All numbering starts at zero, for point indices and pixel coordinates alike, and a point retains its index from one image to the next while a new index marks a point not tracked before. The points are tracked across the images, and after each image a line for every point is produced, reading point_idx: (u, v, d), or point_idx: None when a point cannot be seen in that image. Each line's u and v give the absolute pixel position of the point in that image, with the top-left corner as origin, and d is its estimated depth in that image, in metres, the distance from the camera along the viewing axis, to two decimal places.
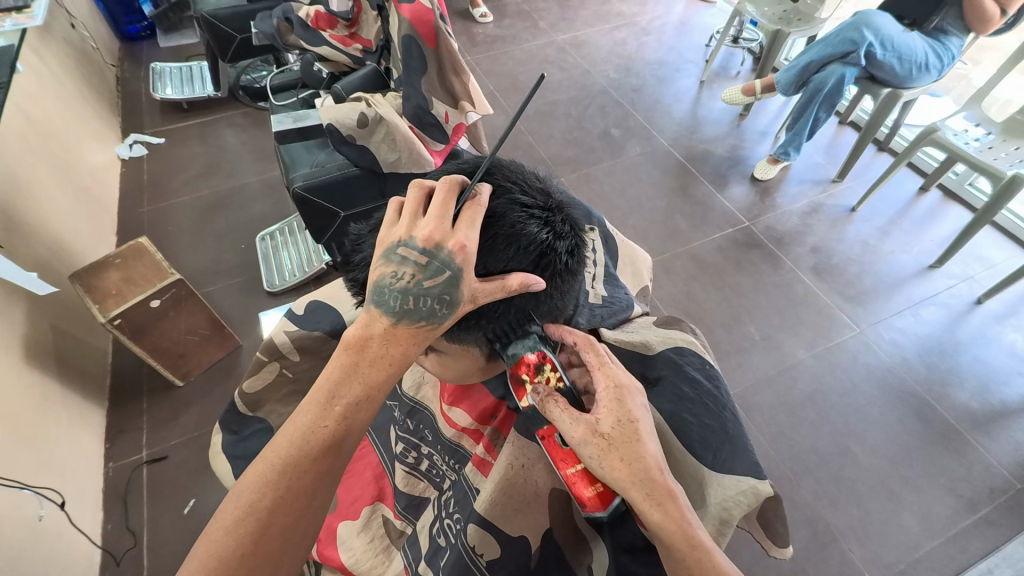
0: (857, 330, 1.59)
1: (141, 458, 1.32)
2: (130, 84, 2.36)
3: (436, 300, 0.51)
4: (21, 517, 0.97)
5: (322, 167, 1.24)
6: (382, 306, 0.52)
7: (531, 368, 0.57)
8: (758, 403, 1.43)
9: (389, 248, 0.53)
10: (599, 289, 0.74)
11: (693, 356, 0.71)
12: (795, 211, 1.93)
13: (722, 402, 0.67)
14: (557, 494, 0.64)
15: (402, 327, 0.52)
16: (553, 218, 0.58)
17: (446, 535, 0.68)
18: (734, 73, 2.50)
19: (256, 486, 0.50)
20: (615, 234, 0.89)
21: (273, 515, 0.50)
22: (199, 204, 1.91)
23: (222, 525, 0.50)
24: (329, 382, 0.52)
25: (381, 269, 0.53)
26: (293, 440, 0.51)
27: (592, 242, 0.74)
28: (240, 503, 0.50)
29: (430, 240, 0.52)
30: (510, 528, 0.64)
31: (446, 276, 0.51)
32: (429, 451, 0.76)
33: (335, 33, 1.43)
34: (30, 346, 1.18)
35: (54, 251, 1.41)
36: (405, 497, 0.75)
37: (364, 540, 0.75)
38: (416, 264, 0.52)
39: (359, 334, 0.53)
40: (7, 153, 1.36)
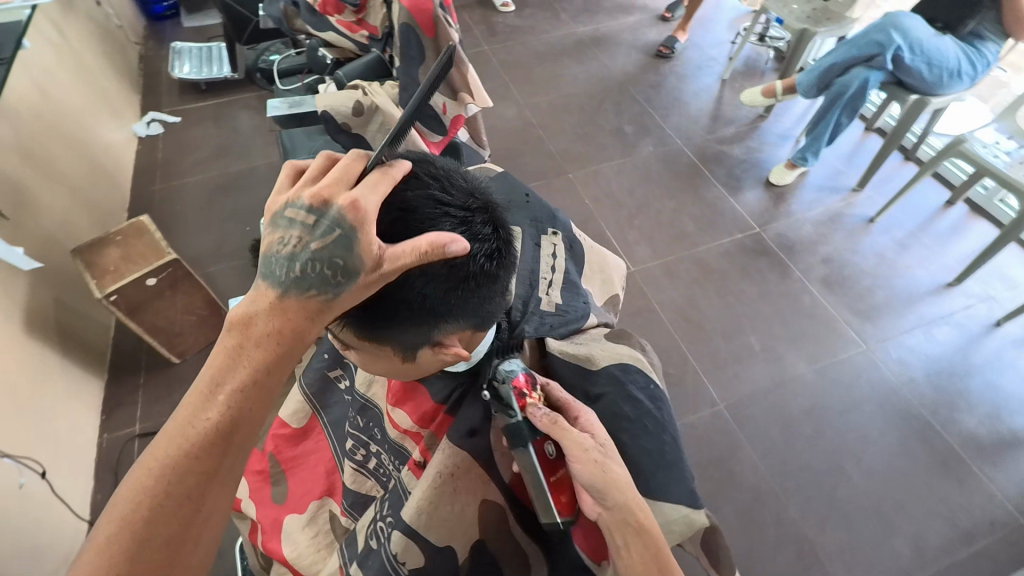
0: (863, 347, 1.53)
1: (134, 431, 1.35)
2: (151, 63, 2.40)
3: (326, 266, 0.47)
4: (4, 485, 1.00)
5: (318, 155, 1.24)
6: (269, 279, 0.48)
7: (528, 387, 0.59)
8: (751, 415, 1.39)
9: (276, 213, 0.49)
10: (553, 297, 0.73)
11: (638, 373, 0.68)
12: (809, 219, 1.86)
13: (662, 424, 0.64)
14: (489, 507, 0.61)
15: (290, 297, 0.47)
16: (472, 219, 0.56)
17: (378, 538, 0.63)
18: (760, 73, 2.41)
19: (133, 494, 0.44)
20: (583, 238, 0.85)
21: (153, 524, 0.44)
22: (209, 185, 1.93)
23: (95, 544, 0.43)
24: (211, 371, 0.46)
25: (270, 238, 0.49)
26: (175, 437, 0.45)
27: (550, 247, 0.77)
28: (113, 517, 0.43)
29: (316, 198, 0.47)
30: (437, 538, 0.60)
31: (337, 237, 0.47)
32: (377, 449, 0.75)
33: (342, 19, 1.40)
34: (31, 317, 1.21)
35: (62, 224, 1.44)
36: (352, 495, 0.74)
37: (308, 535, 0.74)
38: (303, 226, 0.48)
39: (243, 313, 0.47)
40: (21, 127, 1.39)
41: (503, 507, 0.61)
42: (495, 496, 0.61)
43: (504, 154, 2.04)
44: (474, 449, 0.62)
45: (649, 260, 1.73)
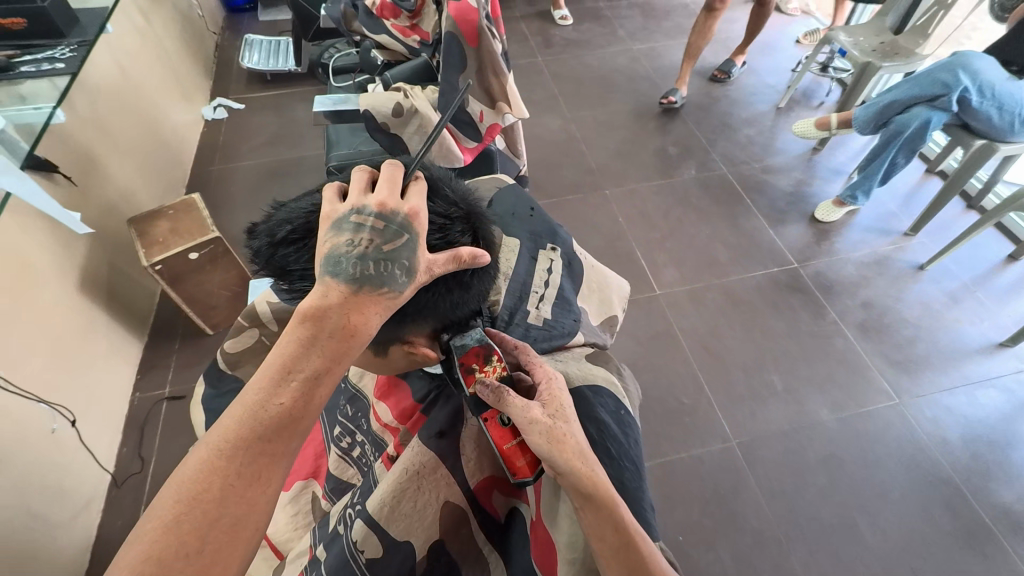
0: (895, 401, 1.45)
1: (163, 393, 1.44)
2: (225, 52, 2.56)
3: (397, 266, 0.50)
4: (37, 428, 1.08)
5: (357, 151, 1.30)
6: (337, 275, 0.49)
7: (480, 358, 0.57)
8: (763, 456, 1.34)
9: (339, 220, 0.52)
10: (542, 311, 0.74)
11: (608, 397, 0.66)
12: (852, 260, 1.78)
13: (624, 451, 0.62)
14: (449, 508, 0.61)
15: (363, 293, 0.49)
16: (451, 226, 0.58)
17: (345, 523, 0.61)
18: (817, 104, 2.32)
19: (201, 475, 0.44)
20: (585, 256, 0.85)
21: (221, 506, 0.43)
22: (261, 170, 2.04)
23: (160, 523, 0.42)
24: (282, 357, 0.47)
25: (334, 242, 0.51)
26: (245, 420, 0.45)
27: (546, 262, 0.78)
28: (178, 496, 0.43)
29: (384, 206, 0.52)
30: (397, 532, 0.59)
31: (404, 241, 0.51)
32: (362, 438, 0.78)
33: (397, 23, 1.46)
34: (85, 277, 1.32)
35: (124, 194, 1.56)
36: (333, 480, 0.76)
37: (288, 513, 0.76)
38: (372, 230, 0.51)
39: (315, 304, 0.48)
40: (99, 102, 1.52)
41: (464, 509, 0.62)
42: (455, 498, 0.61)
43: (543, 165, 2.06)
44: (441, 448, 0.63)
45: (676, 284, 1.70)
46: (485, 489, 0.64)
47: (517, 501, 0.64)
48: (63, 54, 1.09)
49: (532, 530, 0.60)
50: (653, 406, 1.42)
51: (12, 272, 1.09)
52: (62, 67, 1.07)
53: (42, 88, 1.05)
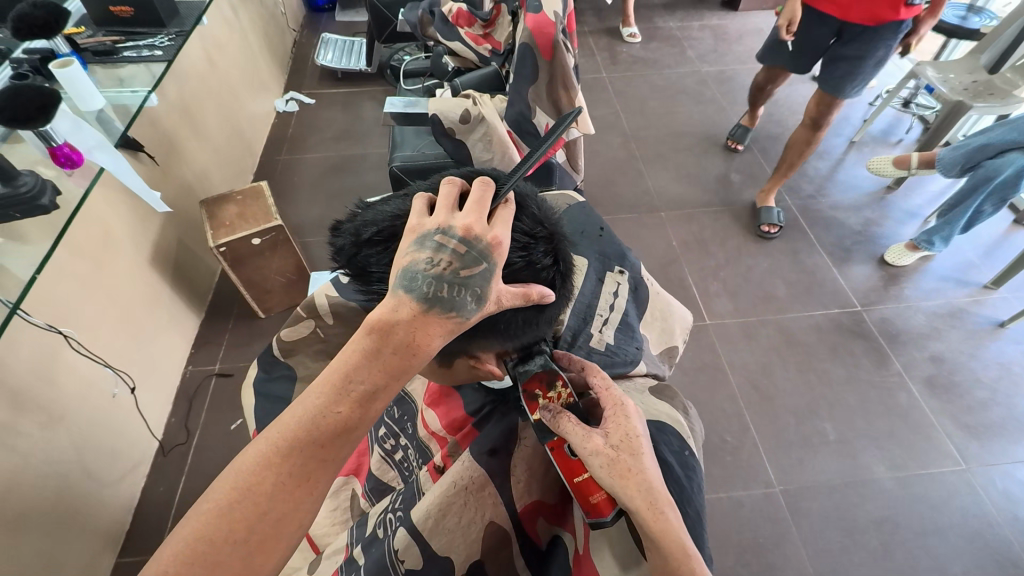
0: (962, 467, 1.33)
1: (213, 369, 1.49)
2: (302, 49, 2.68)
3: (470, 292, 0.48)
4: (99, 391, 1.14)
5: (421, 153, 1.32)
6: (411, 291, 0.48)
7: (543, 384, 0.56)
8: (809, 508, 1.27)
9: (423, 235, 0.50)
10: (604, 336, 0.72)
11: (673, 436, 0.62)
12: (923, 309, 1.66)
13: (687, 495, 0.57)
14: (493, 528, 0.59)
15: (432, 315, 0.47)
16: (535, 246, 0.56)
17: (385, 528, 0.62)
18: (895, 141, 2.20)
19: (256, 467, 0.45)
20: (649, 281, 0.83)
21: (271, 500, 0.44)
22: (325, 164, 2.11)
23: (215, 506, 0.44)
24: (345, 366, 0.47)
25: (412, 256, 0.49)
26: (301, 423, 0.46)
27: (613, 286, 0.76)
28: (233, 484, 0.44)
29: (469, 230, 0.49)
30: (438, 546, 0.58)
31: (482, 268, 0.49)
32: (406, 443, 0.78)
33: (470, 32, 1.48)
34: (156, 252, 1.39)
35: (199, 176, 1.64)
36: (373, 480, 0.77)
37: (327, 508, 0.77)
38: (453, 253, 0.49)
39: (383, 318, 0.47)
40: (186, 89, 1.61)
41: (506, 532, 0.60)
42: (499, 519, 0.59)
43: (599, 181, 2.04)
44: (491, 467, 0.61)
45: (728, 316, 1.63)
46: (530, 515, 0.61)
47: (561, 530, 0.61)
48: (162, 42, 1.16)
49: (574, 563, 0.57)
50: None
51: (94, 241, 1.16)
52: (159, 55, 1.13)
53: (139, 73, 1.12)
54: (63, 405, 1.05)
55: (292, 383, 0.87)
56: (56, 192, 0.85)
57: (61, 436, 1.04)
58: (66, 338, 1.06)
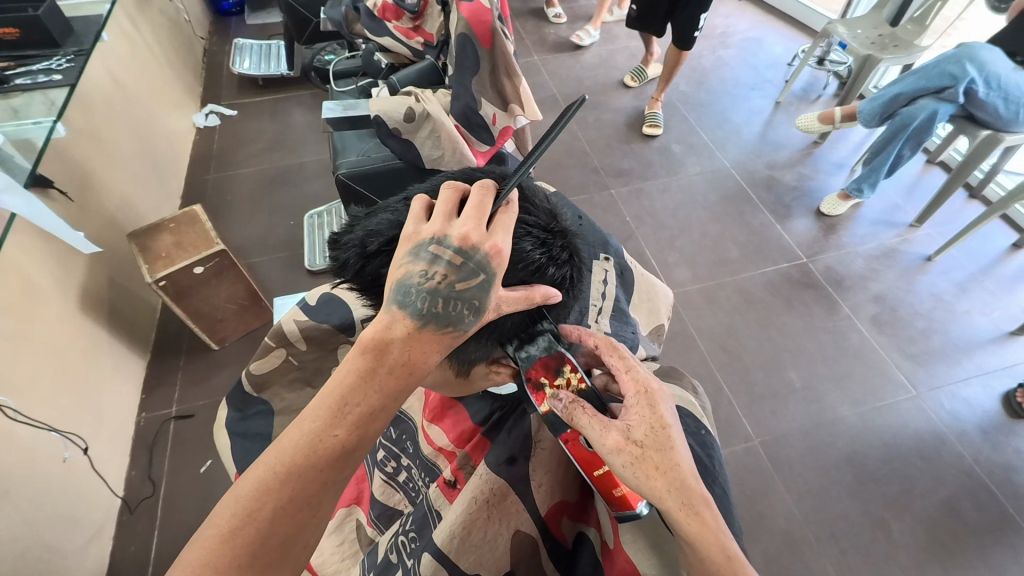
0: (913, 394, 1.45)
1: (170, 413, 1.38)
2: (215, 57, 2.51)
3: (466, 306, 0.47)
4: (44, 459, 1.03)
5: (367, 157, 1.27)
6: (406, 307, 0.45)
7: (550, 371, 0.54)
8: (787, 455, 1.34)
9: (418, 245, 0.48)
10: (603, 325, 0.70)
11: (689, 417, 0.64)
12: (861, 253, 1.78)
13: (712, 474, 0.59)
14: (520, 536, 0.58)
15: (427, 331, 0.45)
16: (553, 241, 0.55)
17: (399, 552, 0.62)
18: (815, 98, 2.33)
19: (255, 495, 0.42)
20: (633, 265, 0.84)
21: (274, 526, 0.42)
22: (260, 178, 1.99)
23: (216, 533, 0.41)
24: (340, 388, 0.44)
25: (407, 267, 0.47)
26: (297, 447, 0.43)
27: (601, 274, 0.74)
28: (233, 510, 0.41)
29: (466, 240, 0.47)
30: (467, 565, 0.56)
31: (480, 280, 0.47)
32: (409, 462, 0.77)
33: (399, 25, 1.43)
34: (87, 296, 1.27)
35: (122, 208, 1.50)
36: (379, 506, 0.74)
37: (332, 543, 0.73)
38: (449, 264, 0.47)
39: (377, 336, 0.45)
40: (92, 113, 1.46)
41: (535, 539, 0.59)
42: (527, 527, 0.59)
43: (546, 165, 2.04)
44: (510, 477, 0.61)
45: (688, 284, 1.69)
46: (553, 517, 0.61)
47: (586, 527, 0.61)
48: (60, 65, 1.04)
49: (606, 559, 0.57)
50: None
51: (16, 293, 1.05)
52: (59, 79, 1.02)
53: (33, 103, 0.99)
54: (6, 479, 0.94)
55: (271, 418, 0.82)
56: None
57: (11, 513, 0.94)
58: None
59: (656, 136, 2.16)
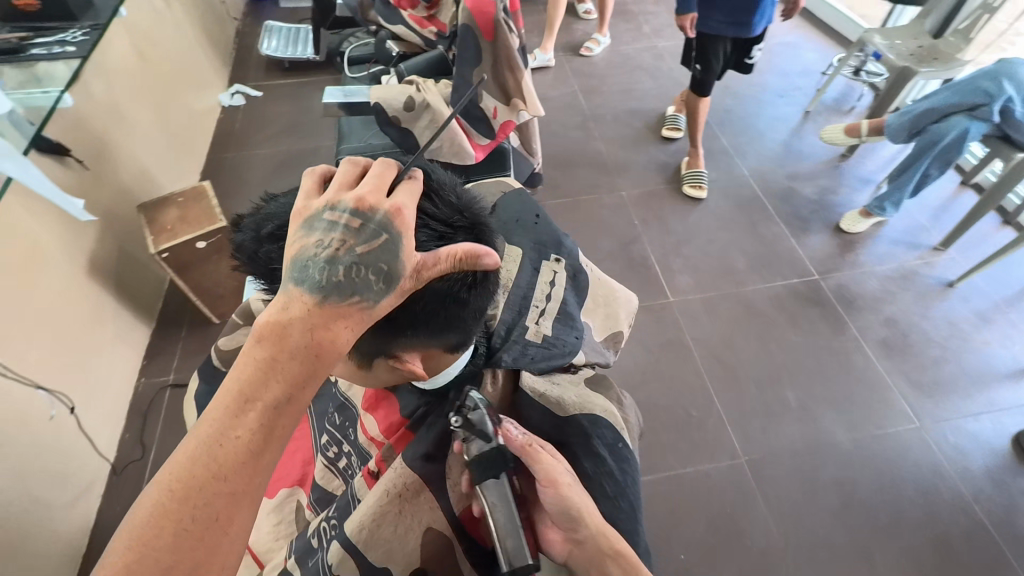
0: (916, 424, 1.38)
1: (167, 381, 1.43)
2: (245, 38, 2.56)
3: (372, 271, 0.47)
4: (32, 415, 1.07)
5: (368, 145, 1.29)
6: (304, 281, 0.46)
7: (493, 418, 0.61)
8: (774, 475, 1.30)
9: (313, 216, 0.49)
10: (541, 328, 0.75)
11: (607, 428, 0.68)
12: (877, 274, 1.70)
13: (621, 489, 0.65)
14: (432, 534, 0.60)
15: (330, 304, 0.45)
16: (453, 235, 0.57)
17: (319, 537, 0.63)
18: (847, 109, 2.23)
19: (155, 513, 0.38)
20: (591, 268, 0.86)
21: (179, 548, 0.38)
22: (275, 159, 2.03)
23: (110, 573, 0.37)
24: (239, 383, 0.42)
25: (303, 242, 0.48)
26: (196, 455, 0.40)
27: (549, 276, 0.79)
28: (129, 540, 0.38)
29: (362, 202, 0.48)
30: (376, 558, 0.59)
31: (383, 243, 0.48)
32: (349, 449, 0.76)
33: (414, 13, 1.42)
34: (94, 262, 1.31)
35: (137, 180, 1.55)
36: (318, 490, 0.76)
37: (273, 521, 0.76)
38: (346, 230, 0.47)
39: (276, 320, 0.44)
40: (115, 86, 1.51)
41: (448, 537, 0.61)
42: (439, 526, 0.61)
43: (558, 163, 2.02)
44: (426, 474, 0.62)
45: (690, 292, 1.65)
46: (471, 517, 0.62)
47: None
48: (74, 38, 1.08)
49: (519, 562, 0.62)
50: (661, 418, 1.38)
51: (19, 254, 1.09)
52: (72, 50, 1.05)
53: (55, 70, 1.03)
54: None
55: None
56: None
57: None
58: None
59: (674, 139, 2.11)
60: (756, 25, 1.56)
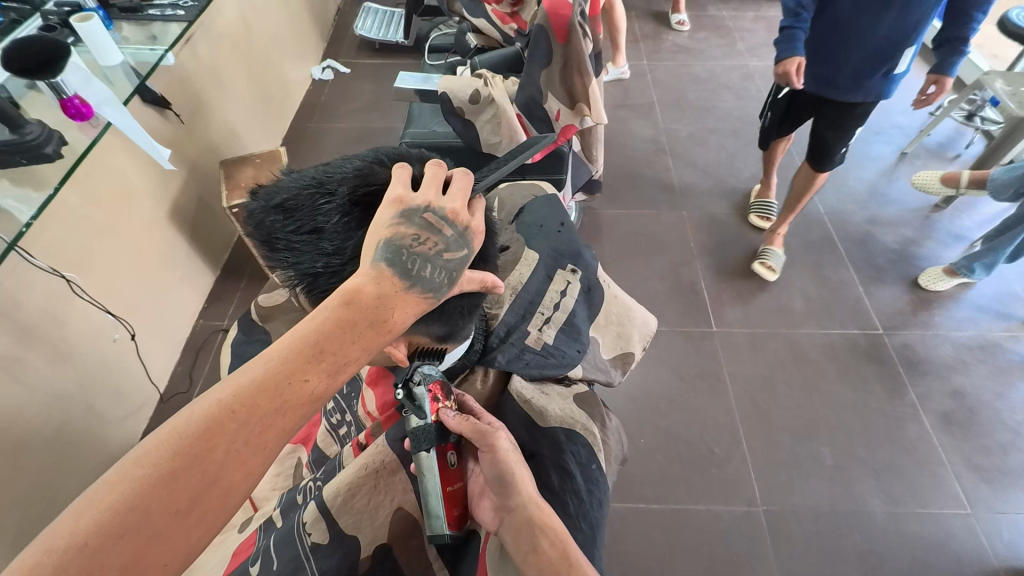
0: (966, 511, 1.25)
1: (220, 325, 1.55)
2: (344, 17, 2.70)
3: (446, 275, 0.49)
4: (99, 335, 1.19)
5: (432, 133, 1.33)
6: (394, 266, 0.47)
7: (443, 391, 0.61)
8: (791, 532, 1.22)
9: (409, 210, 0.49)
10: (543, 335, 0.77)
11: (584, 447, 0.68)
12: (952, 339, 1.55)
13: (585, 512, 0.63)
14: (400, 513, 0.64)
15: (411, 295, 0.47)
16: None
17: (304, 496, 0.68)
18: (952, 156, 2.04)
19: (209, 430, 0.40)
20: (607, 284, 0.88)
21: (224, 467, 0.40)
22: (351, 134, 2.13)
23: (152, 473, 0.38)
24: (312, 332, 0.44)
25: (394, 228, 0.48)
26: (261, 387, 0.42)
27: (560, 285, 0.81)
28: (175, 450, 0.39)
29: (456, 214, 0.50)
30: (346, 523, 0.62)
31: (462, 254, 0.50)
32: (350, 419, 0.80)
33: (497, 9, 1.42)
34: (174, 208, 1.44)
35: (225, 138, 1.68)
36: (318, 451, 0.80)
37: (273, 472, 0.81)
38: (436, 233, 0.49)
39: (360, 292, 0.46)
40: (218, 50, 1.64)
41: (414, 520, 0.64)
42: (407, 507, 0.64)
43: (623, 173, 1.98)
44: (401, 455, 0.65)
45: (736, 325, 1.57)
46: None
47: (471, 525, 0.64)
48: (185, 3, 1.18)
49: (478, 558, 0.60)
50: (681, 449, 1.34)
51: (111, 191, 1.22)
52: (181, 14, 1.15)
53: (169, 30, 1.13)
54: (70, 343, 1.12)
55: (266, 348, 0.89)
56: (63, 141, 0.88)
57: (66, 373, 1.11)
58: (69, 283, 1.10)
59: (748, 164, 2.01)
60: (850, 86, 1.25)
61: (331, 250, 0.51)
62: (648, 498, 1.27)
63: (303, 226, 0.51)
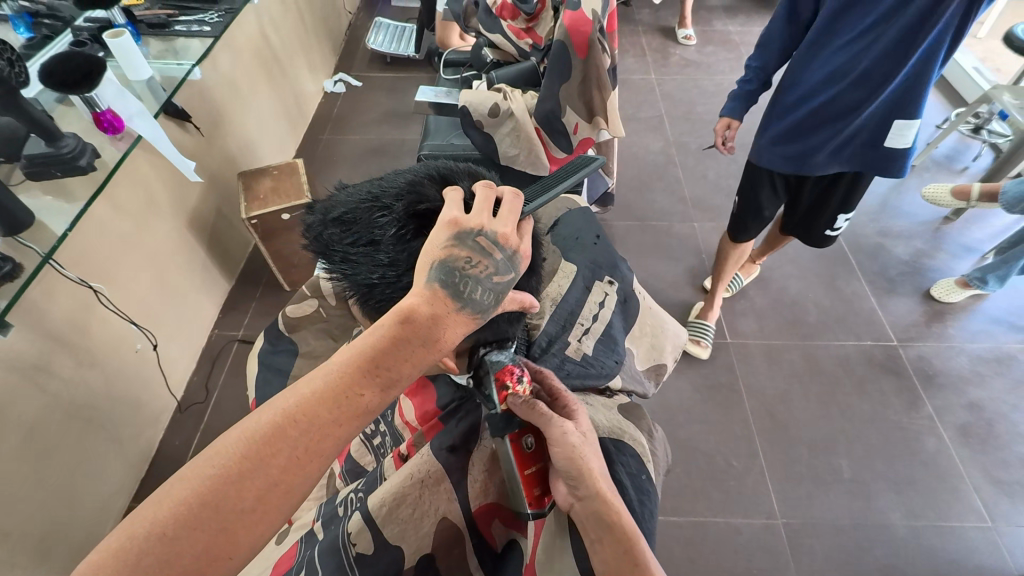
0: (987, 525, 1.25)
1: (236, 335, 1.55)
2: (356, 31, 2.74)
3: (493, 297, 0.48)
4: (122, 345, 1.20)
5: (449, 145, 1.34)
6: (445, 285, 0.46)
7: (513, 377, 0.55)
8: (811, 547, 1.21)
9: (461, 232, 0.47)
10: (582, 346, 0.79)
11: (632, 456, 0.67)
12: (968, 352, 1.55)
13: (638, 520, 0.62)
14: (445, 524, 0.64)
15: (462, 315, 0.46)
16: None
17: (345, 507, 0.68)
18: (960, 168, 2.05)
19: (271, 436, 0.41)
20: (642, 297, 0.89)
21: (283, 471, 0.41)
22: (363, 146, 2.15)
23: (221, 472, 0.40)
24: (370, 348, 0.44)
25: (446, 248, 0.47)
26: (321, 398, 0.42)
27: (599, 296, 0.83)
28: (241, 452, 0.41)
29: (506, 239, 0.48)
30: (391, 533, 0.62)
31: (511, 276, 0.49)
32: (385, 430, 0.82)
33: (513, 24, 1.45)
34: (193, 218, 1.45)
35: (242, 149, 1.70)
36: (351, 462, 0.81)
37: None
38: (486, 255, 0.48)
39: (415, 309, 0.45)
40: (237, 64, 1.67)
41: (460, 530, 0.64)
42: (453, 517, 0.64)
43: (634, 185, 2.00)
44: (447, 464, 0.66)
45: (751, 337, 1.58)
46: (485, 515, 0.66)
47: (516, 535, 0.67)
48: (210, 19, 1.20)
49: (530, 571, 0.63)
50: (698, 462, 1.33)
51: (135, 202, 1.23)
52: (207, 29, 1.18)
53: (191, 45, 1.16)
54: (93, 353, 1.12)
55: (293, 357, 0.89)
56: (95, 153, 0.90)
57: (88, 383, 1.11)
58: (95, 293, 1.11)
59: None
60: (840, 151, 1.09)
61: (386, 262, 0.51)
62: (666, 510, 1.26)
63: (359, 239, 0.52)
